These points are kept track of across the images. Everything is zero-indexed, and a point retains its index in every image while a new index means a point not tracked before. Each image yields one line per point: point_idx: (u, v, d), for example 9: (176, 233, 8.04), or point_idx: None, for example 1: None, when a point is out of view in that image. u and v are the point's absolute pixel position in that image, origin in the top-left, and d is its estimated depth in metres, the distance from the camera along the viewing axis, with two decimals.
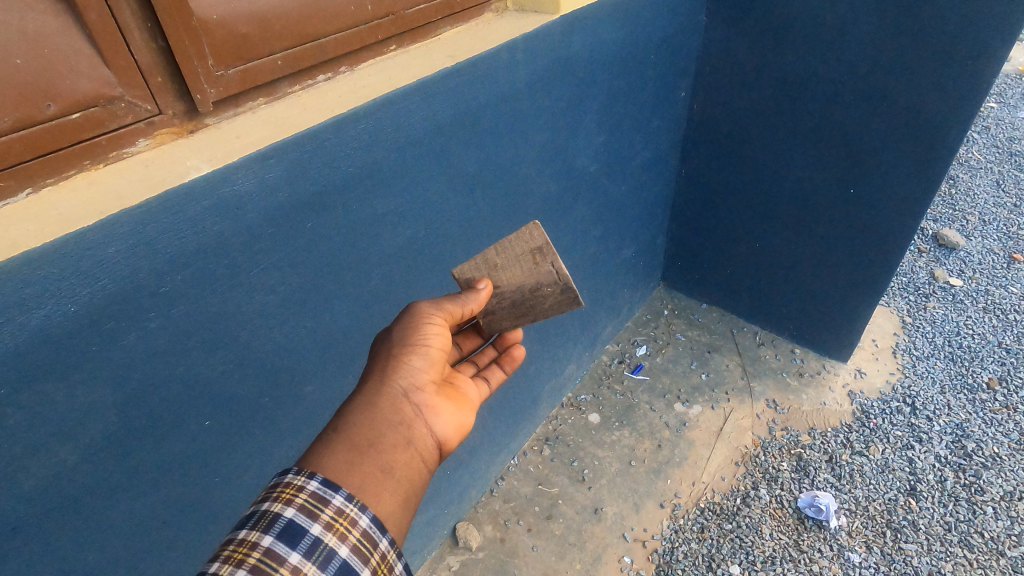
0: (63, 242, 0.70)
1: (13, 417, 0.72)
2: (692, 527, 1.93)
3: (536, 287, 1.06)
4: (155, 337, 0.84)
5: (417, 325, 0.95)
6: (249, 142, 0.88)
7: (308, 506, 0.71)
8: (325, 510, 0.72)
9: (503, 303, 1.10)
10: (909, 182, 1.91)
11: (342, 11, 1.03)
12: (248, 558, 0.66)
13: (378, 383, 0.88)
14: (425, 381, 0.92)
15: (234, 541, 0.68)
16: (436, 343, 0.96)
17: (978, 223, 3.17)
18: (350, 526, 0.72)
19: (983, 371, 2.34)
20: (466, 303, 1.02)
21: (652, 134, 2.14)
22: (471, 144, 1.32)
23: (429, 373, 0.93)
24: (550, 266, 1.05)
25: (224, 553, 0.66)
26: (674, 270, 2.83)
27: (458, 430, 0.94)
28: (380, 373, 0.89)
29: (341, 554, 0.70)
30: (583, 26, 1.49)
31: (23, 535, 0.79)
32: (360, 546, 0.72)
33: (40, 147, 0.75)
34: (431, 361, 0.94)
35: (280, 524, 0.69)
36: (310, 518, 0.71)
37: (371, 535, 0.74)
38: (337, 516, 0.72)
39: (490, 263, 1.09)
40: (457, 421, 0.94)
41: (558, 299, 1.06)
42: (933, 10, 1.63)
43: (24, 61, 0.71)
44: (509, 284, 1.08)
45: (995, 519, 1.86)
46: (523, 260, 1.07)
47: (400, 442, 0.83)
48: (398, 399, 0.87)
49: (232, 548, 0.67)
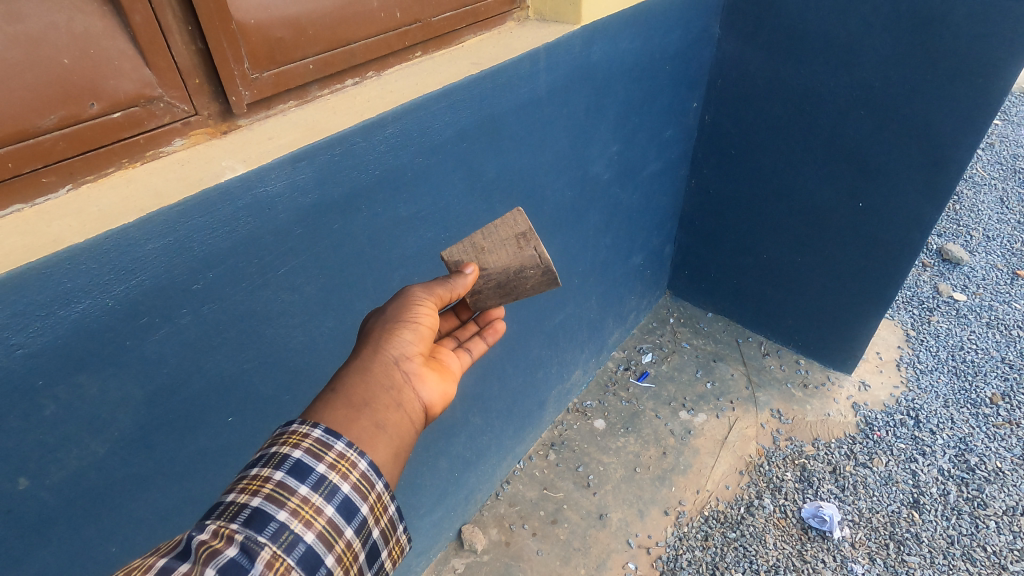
0: (104, 238, 0.71)
1: (49, 408, 0.74)
2: (696, 535, 1.94)
3: (520, 270, 1.06)
4: (185, 333, 0.85)
5: (407, 304, 0.93)
6: (281, 144, 0.90)
7: (314, 449, 0.73)
8: (329, 452, 0.73)
9: (489, 283, 1.06)
10: (918, 198, 1.93)
11: (372, 18, 1.06)
12: (263, 489, 0.68)
13: (369, 352, 0.86)
14: (414, 352, 0.89)
15: (248, 476, 0.70)
16: (427, 320, 0.93)
17: (982, 239, 3.19)
18: (351, 467, 0.74)
19: (986, 386, 2.35)
20: (453, 286, 1.00)
21: (664, 143, 2.17)
22: (491, 150, 1.34)
23: (419, 345, 0.90)
24: (533, 250, 1.05)
25: (239, 485, 0.69)
26: (681, 279, 2.85)
27: (443, 398, 0.92)
28: (371, 344, 0.87)
29: (344, 490, 0.73)
30: (602, 36, 1.52)
31: (48, 525, 0.79)
32: (360, 485, 0.75)
33: (82, 145, 0.77)
34: (422, 334, 0.92)
35: (289, 462, 0.71)
36: (317, 459, 0.72)
37: (370, 478, 0.76)
38: (340, 458, 0.74)
39: (477, 247, 1.08)
40: (443, 390, 0.92)
41: (540, 281, 1.07)
42: (945, 28, 1.66)
43: (71, 61, 0.73)
44: (496, 266, 1.06)
45: (997, 534, 1.86)
46: (507, 245, 1.07)
47: (391, 403, 0.82)
48: (388, 367, 0.85)
49: (246, 481, 0.69)
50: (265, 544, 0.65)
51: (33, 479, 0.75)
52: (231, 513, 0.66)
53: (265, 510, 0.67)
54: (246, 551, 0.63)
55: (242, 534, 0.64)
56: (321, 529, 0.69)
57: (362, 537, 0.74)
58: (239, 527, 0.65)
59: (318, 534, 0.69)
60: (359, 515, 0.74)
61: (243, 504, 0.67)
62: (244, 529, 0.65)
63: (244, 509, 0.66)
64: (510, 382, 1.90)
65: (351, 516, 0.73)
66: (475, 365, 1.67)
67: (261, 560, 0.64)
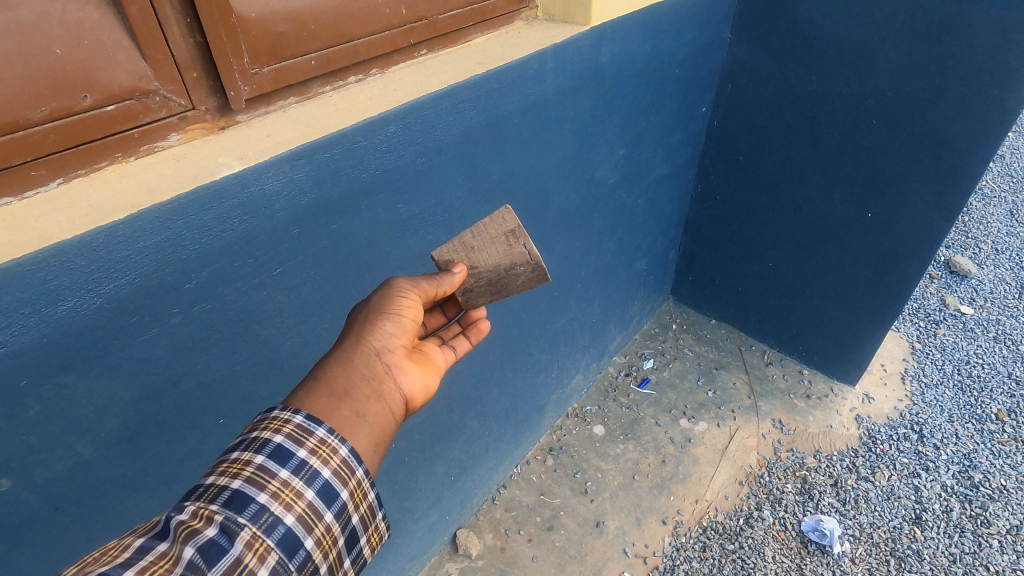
0: (94, 235, 0.69)
1: (33, 409, 0.71)
2: (694, 546, 1.91)
3: (511, 267, 1.02)
4: (177, 333, 0.83)
5: (391, 296, 0.90)
6: (280, 141, 0.88)
7: (295, 435, 0.71)
8: (310, 438, 0.72)
9: (480, 280, 1.04)
10: (928, 208, 1.89)
11: (377, 14, 1.04)
12: (242, 473, 0.67)
13: (351, 343, 0.83)
14: (397, 344, 0.86)
15: (228, 459, 0.68)
16: (411, 312, 0.90)
17: (991, 252, 3.16)
18: (332, 453, 0.72)
19: (992, 402, 2.31)
20: (440, 283, 0.97)
21: (672, 147, 2.14)
22: (495, 152, 1.31)
23: (402, 337, 0.87)
24: (523, 247, 1.02)
25: (219, 468, 0.68)
26: (685, 284, 2.82)
27: (425, 390, 0.89)
28: (354, 334, 0.85)
29: (324, 475, 0.71)
30: (612, 37, 1.49)
31: (29, 529, 0.77)
32: (341, 471, 0.73)
33: (75, 137, 0.75)
34: (405, 327, 0.88)
35: (270, 447, 0.69)
36: (297, 444, 0.70)
37: (351, 464, 0.74)
38: (321, 444, 0.72)
39: (467, 246, 1.06)
40: (425, 382, 0.89)
41: (530, 278, 1.04)
42: (961, 39, 1.62)
43: (64, 51, 0.71)
44: (486, 264, 1.03)
45: (1001, 553, 1.83)
46: (496, 243, 1.04)
47: (372, 394, 0.80)
48: (369, 359, 0.82)
49: (226, 464, 0.68)
50: (246, 525, 0.63)
51: (18, 480, 0.74)
52: (212, 495, 0.65)
53: (245, 492, 0.65)
54: (226, 531, 0.62)
55: (222, 515, 0.63)
56: (301, 512, 0.68)
57: (342, 522, 0.72)
58: (220, 508, 0.63)
59: (298, 516, 0.67)
60: (340, 501, 0.72)
61: (223, 486, 0.65)
62: (224, 510, 0.63)
63: (224, 491, 0.65)
64: (509, 385, 1.88)
65: (331, 501, 0.71)
66: (474, 369, 1.65)
67: (241, 540, 0.63)
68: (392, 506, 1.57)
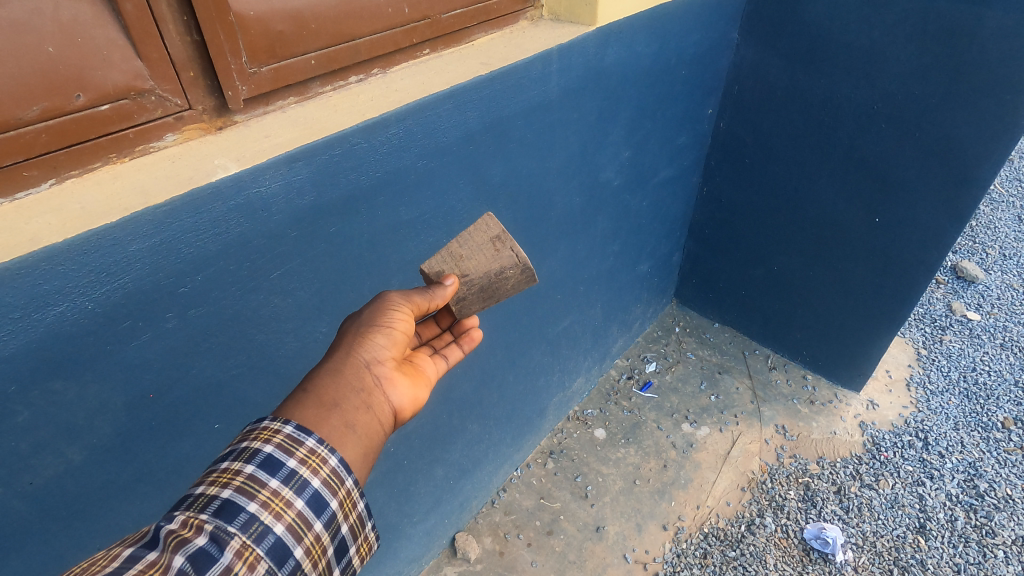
0: (83, 239, 0.67)
1: (21, 415, 0.70)
2: (695, 553, 1.89)
3: (501, 272, 1.02)
4: (172, 338, 0.82)
5: (383, 308, 0.88)
6: (277, 143, 0.86)
7: (285, 445, 0.69)
8: (300, 448, 0.70)
9: (472, 288, 1.02)
10: (937, 214, 1.87)
11: (378, 13, 1.02)
12: (232, 482, 0.65)
13: (341, 354, 0.82)
14: (388, 356, 0.84)
15: (217, 468, 0.66)
16: (402, 325, 0.88)
17: (999, 257, 3.13)
18: (321, 463, 0.71)
19: (998, 411, 2.29)
20: (432, 296, 0.95)
21: (678, 148, 2.11)
22: (497, 154, 1.29)
23: (392, 349, 0.85)
24: (510, 250, 1.03)
25: (209, 478, 0.66)
26: (688, 286, 2.80)
27: (415, 402, 0.87)
28: (344, 345, 0.83)
29: (314, 485, 0.69)
30: (619, 37, 1.47)
31: (18, 536, 0.76)
32: (330, 480, 0.71)
33: (67, 136, 0.73)
34: (396, 339, 0.87)
35: (260, 457, 0.68)
36: (287, 454, 0.69)
37: (340, 474, 0.72)
38: (311, 454, 0.70)
39: (455, 255, 1.04)
40: (416, 394, 0.87)
41: (520, 280, 1.05)
42: (973, 44, 1.60)
43: (55, 49, 0.69)
44: (476, 272, 1.02)
45: (1006, 564, 1.80)
46: (484, 250, 1.04)
47: (361, 405, 0.78)
48: (359, 370, 0.80)
49: (216, 474, 0.66)
50: (236, 533, 0.62)
51: (6, 486, 0.72)
52: (201, 504, 0.63)
53: (235, 501, 0.64)
54: (217, 539, 0.60)
55: (212, 523, 0.61)
56: (291, 521, 0.66)
57: (332, 531, 0.71)
58: (210, 517, 0.62)
59: (288, 526, 0.66)
60: (329, 510, 0.71)
61: (213, 495, 0.64)
62: (214, 519, 0.62)
63: (213, 501, 0.63)
64: (509, 389, 1.86)
65: (321, 509, 0.70)
66: (474, 372, 1.63)
67: (230, 548, 0.61)
68: (389, 510, 1.55)
